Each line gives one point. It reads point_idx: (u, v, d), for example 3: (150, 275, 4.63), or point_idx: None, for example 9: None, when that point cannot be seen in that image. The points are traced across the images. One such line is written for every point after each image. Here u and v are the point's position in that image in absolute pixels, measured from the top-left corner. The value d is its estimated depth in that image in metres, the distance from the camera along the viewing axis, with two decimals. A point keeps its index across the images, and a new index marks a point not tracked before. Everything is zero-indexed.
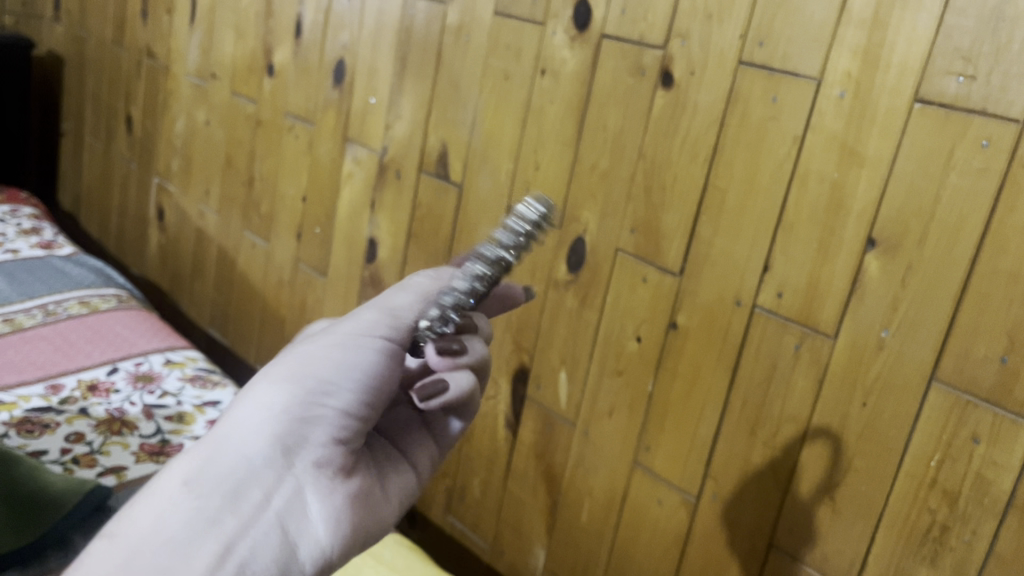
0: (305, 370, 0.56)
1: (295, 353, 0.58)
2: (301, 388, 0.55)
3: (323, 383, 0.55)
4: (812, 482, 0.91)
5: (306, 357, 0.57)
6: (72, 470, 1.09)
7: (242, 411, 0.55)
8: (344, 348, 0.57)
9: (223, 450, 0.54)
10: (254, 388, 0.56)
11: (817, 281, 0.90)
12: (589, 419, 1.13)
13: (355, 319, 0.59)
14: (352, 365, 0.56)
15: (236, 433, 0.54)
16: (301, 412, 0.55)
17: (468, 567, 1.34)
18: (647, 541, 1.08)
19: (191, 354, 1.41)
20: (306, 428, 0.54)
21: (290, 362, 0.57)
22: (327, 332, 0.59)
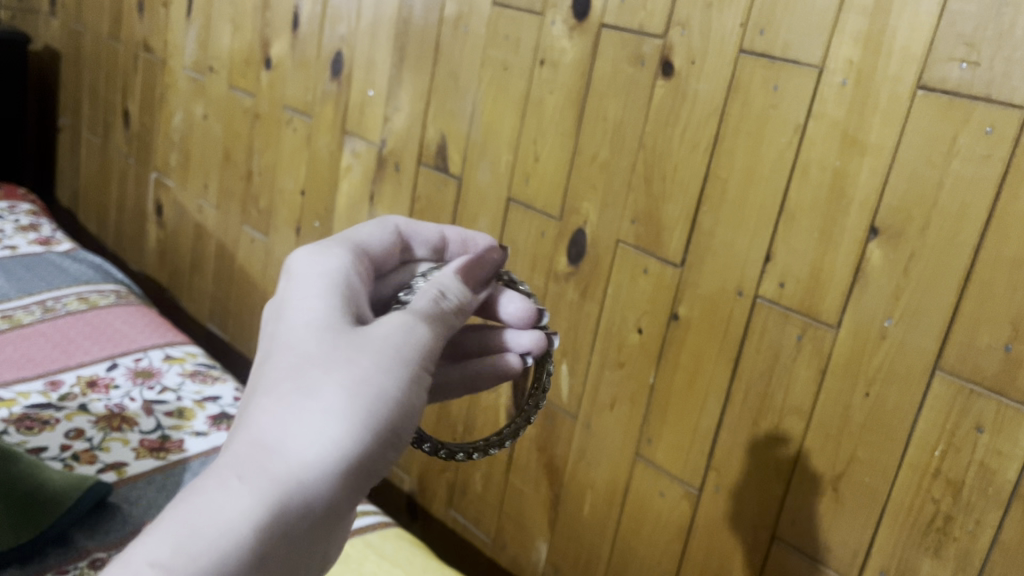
0: (387, 418, 0.48)
1: (368, 377, 0.49)
2: (380, 441, 0.48)
3: (402, 435, 0.50)
4: (814, 473, 0.91)
5: (388, 395, 0.48)
6: (72, 466, 1.08)
7: (313, 448, 0.46)
8: (422, 391, 0.51)
9: (290, 499, 0.45)
10: (322, 416, 0.47)
11: (819, 270, 0.89)
12: (590, 411, 1.13)
13: (425, 348, 0.52)
14: (420, 416, 0.51)
15: (306, 480, 0.45)
16: (370, 467, 0.48)
17: (470, 561, 1.34)
18: (649, 533, 1.08)
19: (191, 349, 1.41)
20: (366, 484, 0.49)
21: (370, 394, 0.48)
22: (400, 354, 0.50)
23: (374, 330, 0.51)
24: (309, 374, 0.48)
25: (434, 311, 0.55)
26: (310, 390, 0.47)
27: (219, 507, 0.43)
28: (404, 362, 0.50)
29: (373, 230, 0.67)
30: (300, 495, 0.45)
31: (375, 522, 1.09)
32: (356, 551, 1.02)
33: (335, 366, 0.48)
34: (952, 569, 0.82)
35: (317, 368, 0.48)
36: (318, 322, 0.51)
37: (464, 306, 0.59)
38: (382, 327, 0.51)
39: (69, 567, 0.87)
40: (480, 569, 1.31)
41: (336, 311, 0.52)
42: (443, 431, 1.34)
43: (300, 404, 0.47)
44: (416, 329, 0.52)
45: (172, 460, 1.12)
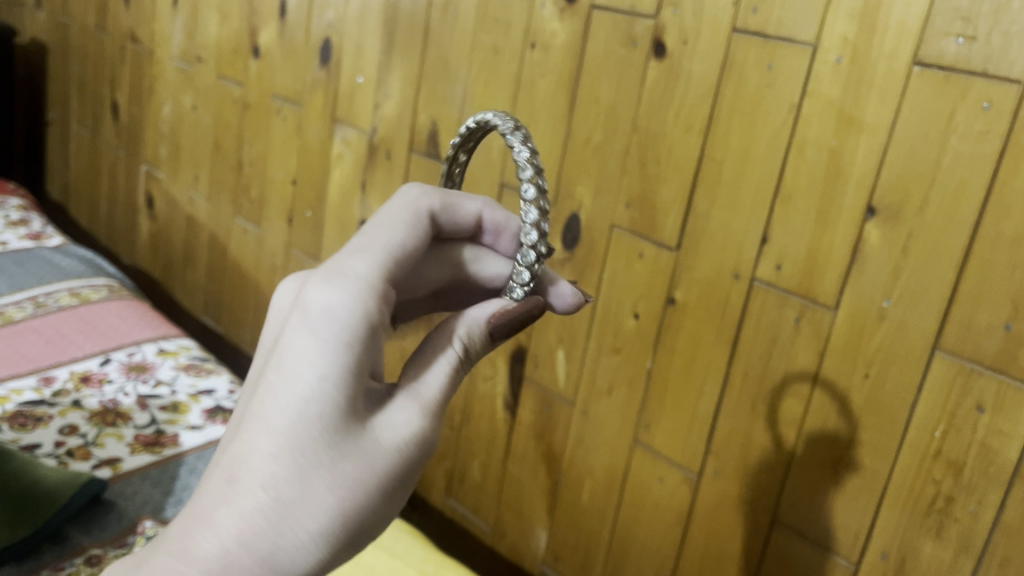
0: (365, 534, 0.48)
1: (367, 502, 0.46)
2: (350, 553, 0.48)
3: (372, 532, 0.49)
4: (815, 455, 0.90)
5: (377, 515, 0.47)
6: (67, 463, 1.07)
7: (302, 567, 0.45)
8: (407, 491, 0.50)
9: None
10: (316, 537, 0.45)
11: (816, 251, 0.88)
12: (588, 397, 1.12)
13: (428, 459, 0.49)
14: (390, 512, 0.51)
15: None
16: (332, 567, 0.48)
17: (469, 550, 1.33)
18: (649, 519, 1.07)
19: (185, 343, 1.40)
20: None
21: (360, 514, 0.46)
22: (407, 470, 0.48)
23: (386, 435, 0.47)
24: (310, 488, 0.45)
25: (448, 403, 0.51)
26: (309, 503, 0.45)
27: None
28: (401, 477, 0.48)
29: (391, 222, 0.54)
30: None
31: None
32: None
33: (341, 484, 0.45)
34: (954, 550, 0.81)
35: (325, 482, 0.45)
36: (332, 416, 0.45)
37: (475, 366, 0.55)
38: (392, 430, 0.48)
39: (64, 564, 0.86)
40: (480, 558, 1.31)
41: (355, 394, 0.46)
42: None
43: (298, 517, 0.44)
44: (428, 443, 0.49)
45: (167, 455, 1.11)
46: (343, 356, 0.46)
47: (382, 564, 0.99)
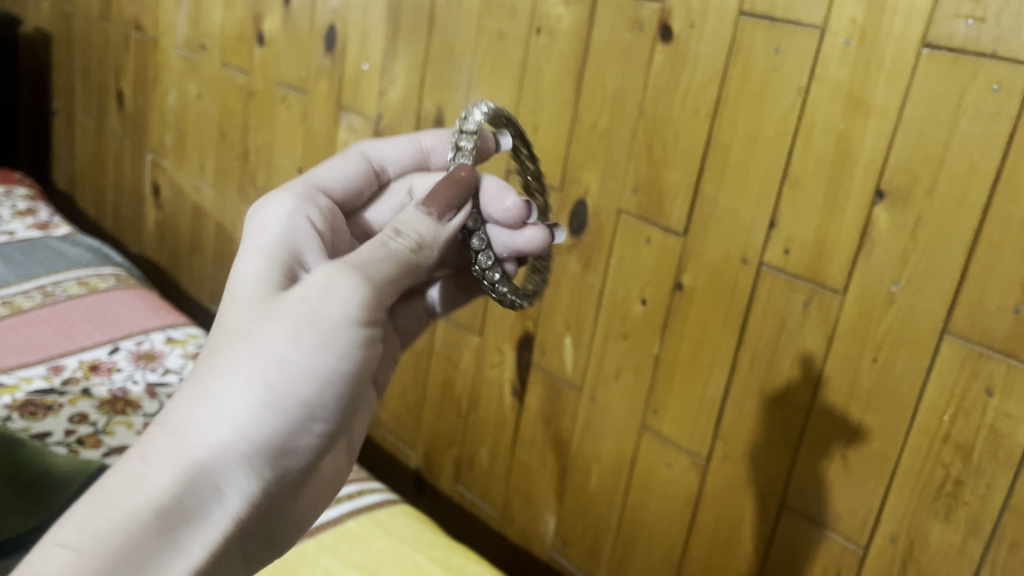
0: (292, 383, 0.52)
1: (273, 349, 0.53)
2: (285, 408, 0.52)
3: (309, 399, 0.53)
4: (824, 439, 0.90)
5: (293, 366, 0.53)
6: (77, 451, 1.10)
7: (220, 419, 0.51)
8: (331, 347, 0.54)
9: (203, 464, 0.49)
10: (228, 389, 0.51)
11: (825, 236, 0.88)
12: (595, 383, 1.12)
13: (340, 307, 0.55)
14: (340, 375, 0.54)
15: (216, 445, 0.50)
16: (284, 433, 0.52)
17: (479, 536, 1.34)
18: (658, 504, 1.07)
19: (192, 331, 1.42)
20: (282, 454, 0.52)
21: (271, 368, 0.52)
22: (314, 320, 0.54)
23: (290, 304, 0.55)
24: (222, 355, 0.53)
25: (375, 265, 0.59)
26: (219, 375, 0.52)
27: (128, 483, 0.48)
28: (307, 328, 0.54)
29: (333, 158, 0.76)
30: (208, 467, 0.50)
31: (381, 499, 1.09)
32: (363, 528, 1.02)
33: (247, 343, 0.53)
34: (963, 534, 0.81)
35: (233, 347, 0.54)
36: (242, 305, 0.57)
37: (424, 239, 0.63)
38: (293, 301, 0.55)
39: None
40: (489, 544, 1.32)
41: (263, 292, 0.58)
42: (448, 407, 1.34)
43: (212, 379, 0.52)
44: (334, 290, 0.56)
45: None
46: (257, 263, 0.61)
47: (391, 550, 0.99)
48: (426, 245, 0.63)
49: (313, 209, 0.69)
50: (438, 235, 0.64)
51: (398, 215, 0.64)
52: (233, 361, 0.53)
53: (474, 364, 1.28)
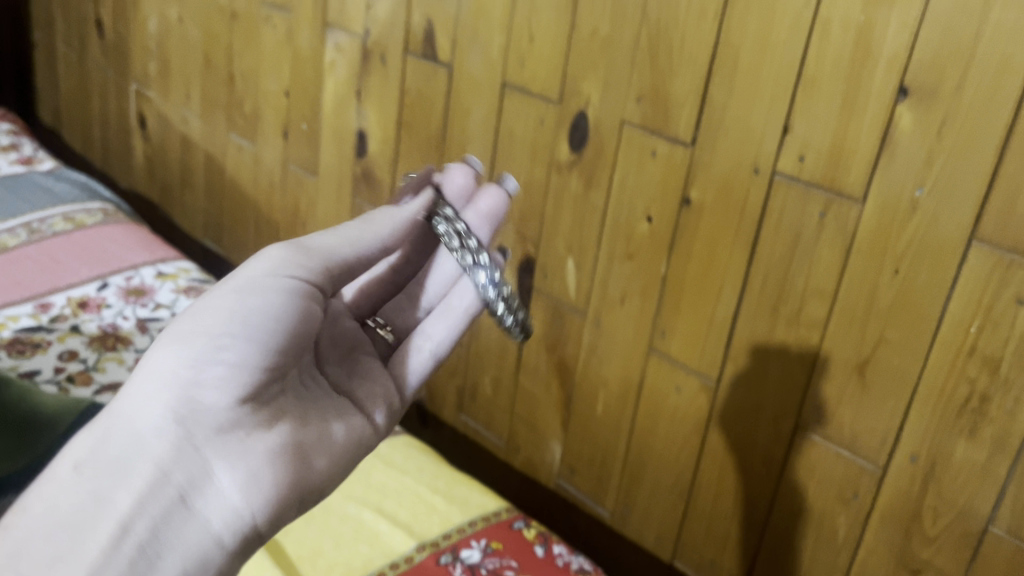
0: (200, 325, 0.55)
1: (188, 312, 0.57)
2: (193, 346, 0.54)
3: (215, 336, 0.55)
4: (839, 356, 0.86)
5: (196, 320, 0.56)
6: (68, 389, 1.09)
7: (138, 380, 0.54)
8: (240, 294, 0.57)
9: (117, 421, 0.53)
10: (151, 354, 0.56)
11: (842, 141, 0.82)
12: (600, 307, 1.07)
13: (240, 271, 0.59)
14: (251, 311, 0.56)
15: (130, 403, 0.53)
16: (192, 372, 0.54)
17: (484, 466, 1.31)
18: (667, 429, 1.04)
19: (183, 265, 1.39)
20: (191, 395, 0.53)
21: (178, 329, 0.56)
22: (219, 287, 0.58)
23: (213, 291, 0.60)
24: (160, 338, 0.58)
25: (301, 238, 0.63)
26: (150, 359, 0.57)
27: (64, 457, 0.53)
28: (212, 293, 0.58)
29: None
30: (119, 421, 0.53)
31: (381, 431, 1.05)
32: (363, 462, 0.99)
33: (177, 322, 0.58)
34: (988, 450, 0.77)
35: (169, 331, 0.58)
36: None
37: (370, 221, 0.66)
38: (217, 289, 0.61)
39: None
40: (495, 473, 1.29)
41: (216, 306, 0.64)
42: None
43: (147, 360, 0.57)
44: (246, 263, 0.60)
45: None
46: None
47: (393, 482, 0.96)
48: (373, 221, 0.65)
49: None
50: (389, 219, 0.66)
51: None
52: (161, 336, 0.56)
53: None
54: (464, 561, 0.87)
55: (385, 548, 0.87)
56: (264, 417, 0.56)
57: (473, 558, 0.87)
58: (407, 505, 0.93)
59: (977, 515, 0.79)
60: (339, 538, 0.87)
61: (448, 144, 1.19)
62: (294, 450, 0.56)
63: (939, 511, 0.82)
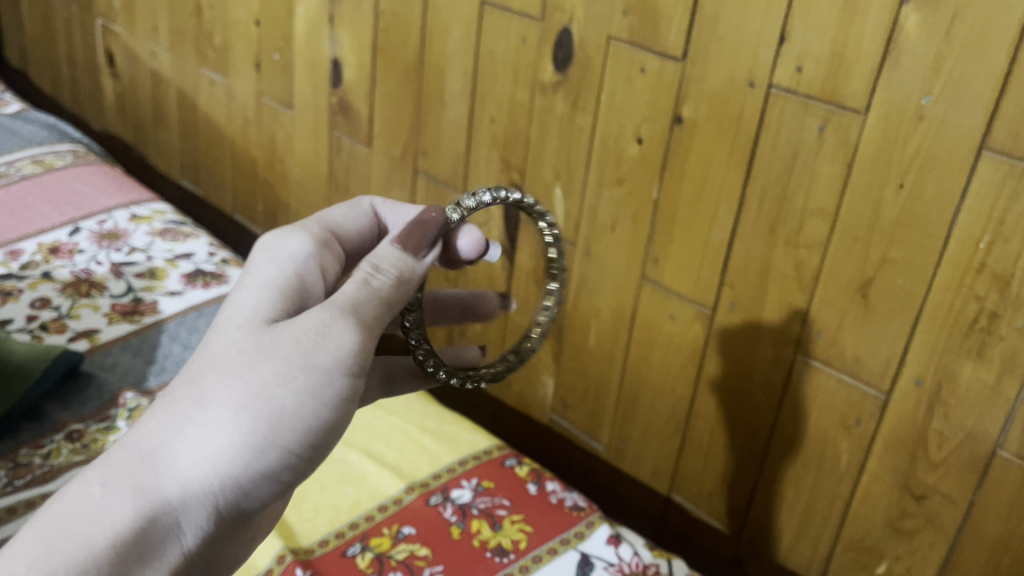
0: (275, 435, 0.49)
1: (258, 395, 0.48)
2: (265, 456, 0.49)
3: (286, 453, 0.50)
4: (841, 278, 0.82)
5: (277, 415, 0.49)
6: (41, 337, 1.05)
7: (192, 464, 0.48)
8: (320, 408, 0.50)
9: (165, 511, 0.48)
10: (207, 429, 0.48)
11: (843, 47, 0.76)
12: (590, 235, 1.02)
13: (332, 365, 0.50)
14: (324, 430, 0.51)
15: (180, 493, 0.48)
16: (249, 481, 0.49)
17: (476, 403, 1.28)
18: (661, 360, 1.00)
19: (158, 206, 1.34)
20: (240, 498, 0.50)
21: (250, 413, 0.48)
22: (302, 370, 0.49)
23: (286, 334, 0.51)
24: (205, 387, 0.49)
25: (371, 303, 0.53)
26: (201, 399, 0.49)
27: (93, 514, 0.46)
28: (298, 381, 0.49)
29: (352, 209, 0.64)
30: (166, 507, 0.47)
31: None
32: None
33: (232, 378, 0.49)
34: (997, 370, 0.74)
35: (217, 378, 0.49)
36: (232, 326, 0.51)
37: (405, 274, 0.55)
38: (291, 331, 0.51)
39: (42, 442, 0.91)
40: (488, 409, 1.26)
41: (267, 306, 0.53)
42: None
43: (189, 411, 0.49)
44: (331, 336, 0.50)
45: (146, 324, 1.09)
46: (257, 287, 0.54)
47: (380, 423, 0.93)
48: (404, 278, 0.55)
49: (329, 252, 0.59)
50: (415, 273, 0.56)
51: (374, 250, 0.56)
52: (221, 404, 0.48)
53: None
54: (454, 502, 0.84)
55: (373, 490, 0.84)
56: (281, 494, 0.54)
57: (464, 498, 0.84)
58: (395, 446, 0.90)
59: (985, 437, 0.76)
60: (324, 482, 0.84)
61: (426, 69, 1.13)
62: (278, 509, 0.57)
63: (945, 435, 0.79)
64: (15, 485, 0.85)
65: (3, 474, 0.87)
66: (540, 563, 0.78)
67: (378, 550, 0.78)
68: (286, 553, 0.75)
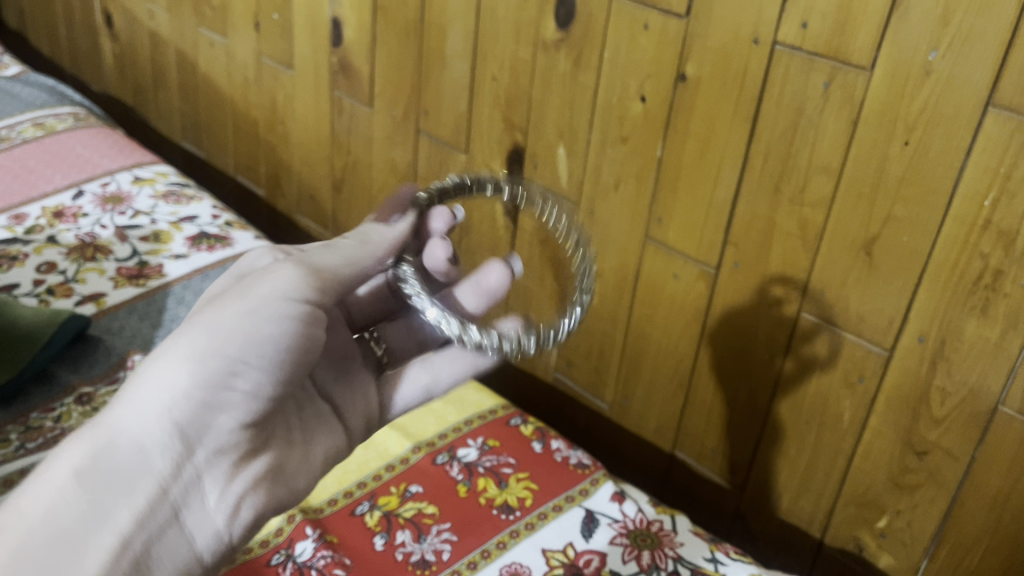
0: (213, 345, 0.54)
1: (201, 324, 0.55)
2: (208, 367, 0.53)
3: (230, 363, 0.54)
4: (845, 236, 0.81)
5: (212, 330, 0.54)
6: (48, 302, 1.06)
7: (141, 389, 0.53)
8: (253, 317, 0.55)
9: (119, 434, 0.52)
10: (152, 362, 0.54)
11: (850, 2, 0.75)
12: (593, 195, 1.02)
13: (264, 290, 0.57)
14: (265, 339, 0.55)
15: (131, 416, 0.53)
16: (199, 396, 0.53)
17: (480, 362, 1.28)
18: (664, 319, 1.00)
19: (161, 169, 1.33)
20: (198, 418, 0.53)
21: (187, 336, 0.54)
22: (235, 299, 0.56)
23: (228, 291, 0.58)
24: (161, 341, 0.56)
25: (315, 253, 0.61)
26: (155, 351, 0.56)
27: (64, 457, 0.52)
28: (230, 306, 0.55)
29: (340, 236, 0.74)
30: (124, 432, 0.52)
31: None
32: None
33: (181, 326, 0.56)
34: (1000, 327, 0.74)
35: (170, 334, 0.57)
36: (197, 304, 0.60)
37: (370, 237, 0.64)
38: (233, 288, 0.59)
39: (52, 405, 0.92)
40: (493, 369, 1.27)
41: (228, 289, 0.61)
42: None
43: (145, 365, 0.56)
44: (268, 276, 0.58)
45: (152, 287, 1.10)
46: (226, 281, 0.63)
47: None
48: (371, 240, 0.63)
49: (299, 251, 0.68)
50: (384, 236, 0.64)
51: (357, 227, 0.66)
52: (169, 341, 0.55)
53: (462, 184, 1.17)
54: (461, 461, 0.85)
55: (380, 451, 0.85)
56: (257, 442, 0.56)
57: (470, 457, 0.85)
58: None
59: (987, 394, 0.77)
60: None
61: (427, 28, 1.12)
62: (274, 471, 0.57)
63: (947, 391, 0.79)
64: (28, 448, 0.87)
65: (15, 437, 0.88)
66: (545, 519, 0.79)
67: (386, 509, 0.79)
68: (295, 512, 0.77)
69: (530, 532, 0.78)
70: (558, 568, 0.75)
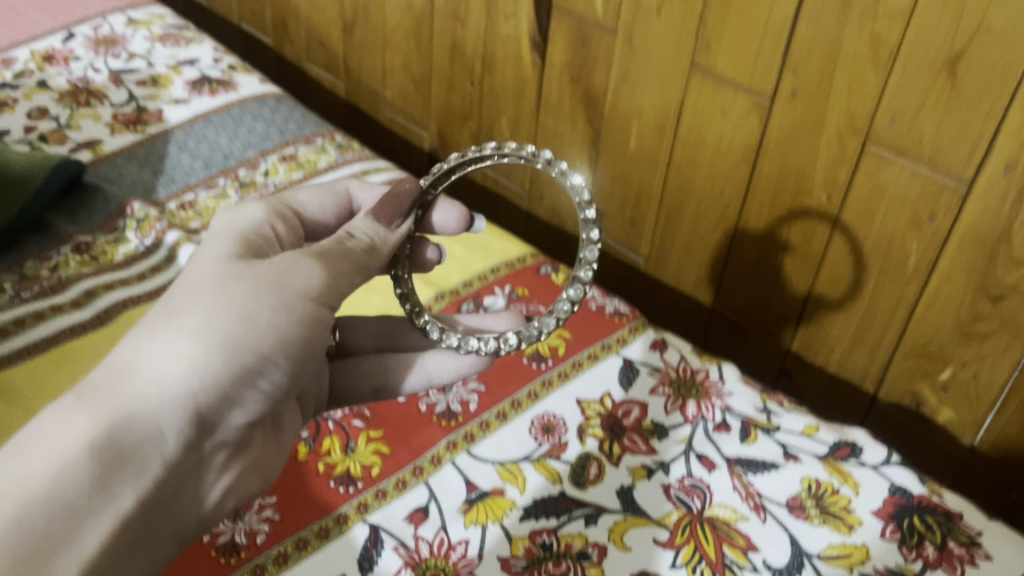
0: (249, 339, 0.48)
1: (235, 305, 0.49)
2: (240, 361, 0.48)
3: (260, 365, 0.49)
4: (924, 53, 0.71)
5: (250, 322, 0.49)
6: (41, 148, 0.98)
7: (161, 364, 0.47)
8: (293, 318, 0.50)
9: (140, 412, 0.45)
10: (176, 334, 0.47)
11: None
12: (631, 22, 0.91)
13: (301, 286, 0.51)
14: (298, 343, 0.51)
15: (154, 393, 0.46)
16: (224, 392, 0.48)
17: (508, 216, 1.21)
18: (710, 161, 0.91)
19: (157, 11, 1.23)
20: (215, 412, 0.48)
21: (221, 321, 0.48)
22: (271, 286, 0.50)
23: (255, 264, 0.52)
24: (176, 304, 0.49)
25: (332, 246, 0.54)
26: (170, 318, 0.48)
27: (66, 418, 0.44)
28: (270, 297, 0.50)
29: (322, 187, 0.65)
30: (144, 412, 0.46)
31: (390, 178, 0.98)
32: None
33: (205, 294, 0.49)
34: None
35: (187, 297, 0.49)
36: (205, 261, 0.52)
37: (377, 241, 0.57)
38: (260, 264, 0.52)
39: (48, 254, 0.85)
40: (520, 222, 1.19)
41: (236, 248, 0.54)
42: (459, 74, 1.14)
43: (157, 329, 0.48)
44: (302, 266, 0.52)
45: (151, 135, 1.01)
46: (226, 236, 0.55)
47: None
48: (377, 245, 0.57)
49: (282, 221, 0.60)
50: (387, 242, 0.58)
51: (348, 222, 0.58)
52: (191, 313, 0.48)
53: (484, 18, 1.06)
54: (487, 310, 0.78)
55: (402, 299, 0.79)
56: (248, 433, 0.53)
57: (497, 306, 0.79)
58: None
59: None
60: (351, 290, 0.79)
61: None
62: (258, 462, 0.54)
63: None
64: (23, 298, 0.80)
65: (9, 286, 0.81)
66: (580, 370, 0.73)
67: None
68: None
69: (563, 382, 0.72)
70: (595, 418, 0.69)
